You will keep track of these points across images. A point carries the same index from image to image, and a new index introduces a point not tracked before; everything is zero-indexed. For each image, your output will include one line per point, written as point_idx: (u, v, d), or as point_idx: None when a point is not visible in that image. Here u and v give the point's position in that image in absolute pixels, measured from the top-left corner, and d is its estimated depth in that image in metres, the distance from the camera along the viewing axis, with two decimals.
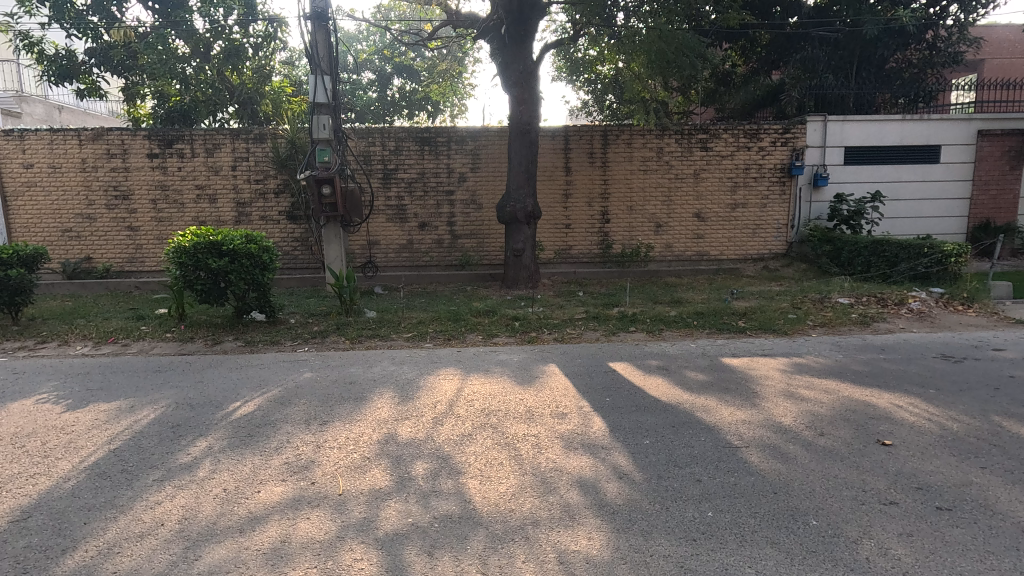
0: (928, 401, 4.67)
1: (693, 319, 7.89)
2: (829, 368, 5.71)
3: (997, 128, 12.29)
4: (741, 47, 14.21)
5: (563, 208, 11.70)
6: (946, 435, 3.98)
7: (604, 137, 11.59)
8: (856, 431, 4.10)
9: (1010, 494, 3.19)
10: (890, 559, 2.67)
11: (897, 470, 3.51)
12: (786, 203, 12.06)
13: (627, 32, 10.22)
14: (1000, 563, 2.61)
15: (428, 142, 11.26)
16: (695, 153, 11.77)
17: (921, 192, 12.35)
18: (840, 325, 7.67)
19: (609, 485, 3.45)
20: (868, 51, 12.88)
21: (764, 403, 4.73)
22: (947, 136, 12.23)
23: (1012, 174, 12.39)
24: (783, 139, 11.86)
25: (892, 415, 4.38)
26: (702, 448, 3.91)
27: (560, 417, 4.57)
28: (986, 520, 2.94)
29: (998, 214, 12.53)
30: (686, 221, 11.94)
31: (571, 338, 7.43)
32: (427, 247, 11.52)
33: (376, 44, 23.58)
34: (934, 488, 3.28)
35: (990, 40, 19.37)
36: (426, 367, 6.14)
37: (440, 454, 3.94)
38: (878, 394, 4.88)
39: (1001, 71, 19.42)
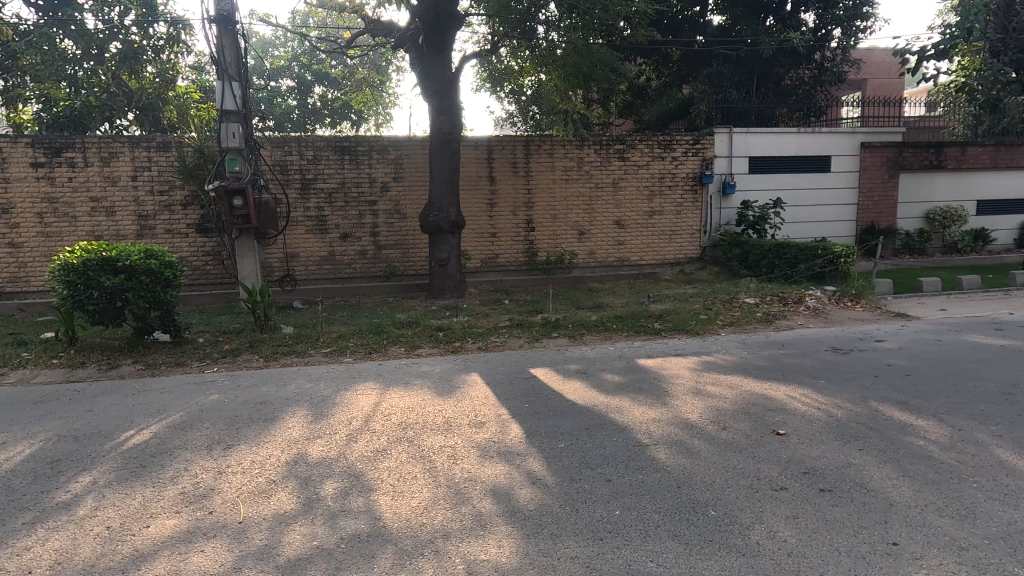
0: (819, 391, 5.05)
1: (613, 323, 8.14)
2: (734, 364, 6.07)
3: (877, 141, 13.60)
4: (655, 62, 15.09)
5: (487, 217, 11.76)
6: (832, 421, 4.33)
7: (526, 147, 11.78)
8: (754, 423, 4.37)
9: (882, 472, 3.50)
10: (777, 542, 2.84)
11: (788, 457, 3.76)
12: (698, 210, 12.74)
13: (545, 46, 10.34)
14: (871, 536, 2.85)
15: (348, 151, 10.99)
16: (614, 162, 12.20)
17: (817, 199, 13.43)
18: (746, 323, 8.17)
19: (522, 491, 3.47)
20: (766, 69, 13.89)
21: (674, 401, 4.95)
22: (836, 147, 13.39)
23: (892, 181, 13.74)
24: (693, 150, 12.53)
25: (787, 406, 4.70)
26: (613, 449, 4.02)
27: (478, 426, 4.56)
28: (861, 498, 3.21)
29: (882, 218, 13.82)
30: (607, 228, 12.33)
31: (495, 346, 7.45)
32: (350, 258, 11.20)
33: (294, 50, 22.87)
34: (819, 472, 3.54)
35: (870, 61, 21.54)
36: (343, 383, 5.94)
37: (352, 472, 3.81)
38: (776, 386, 5.24)
39: (880, 89, 21.61)
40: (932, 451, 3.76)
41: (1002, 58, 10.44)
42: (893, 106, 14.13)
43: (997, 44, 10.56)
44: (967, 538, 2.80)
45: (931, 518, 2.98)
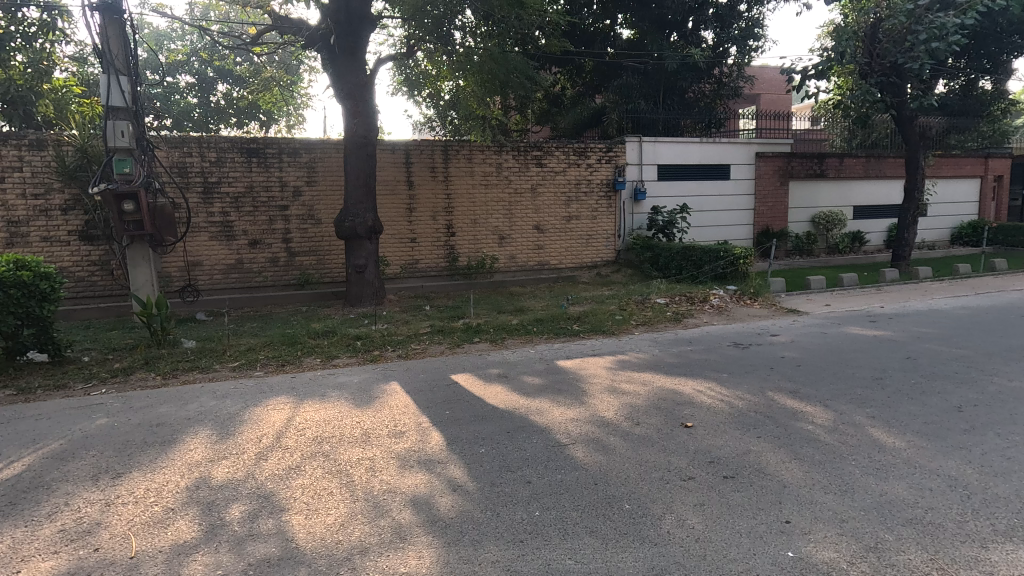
0: (722, 383, 5.42)
1: (534, 326, 8.27)
2: (647, 362, 6.36)
3: (770, 151, 14.80)
4: (569, 72, 15.64)
5: (406, 221, 11.57)
6: (734, 411, 4.66)
7: (445, 152, 11.72)
8: (665, 417, 4.60)
9: (776, 456, 3.80)
10: (685, 529, 3.01)
11: (695, 447, 3.99)
12: (613, 215, 13.25)
13: (461, 51, 10.32)
14: (768, 516, 3.08)
15: (255, 153, 10.41)
16: (531, 168, 12.42)
17: (719, 204, 14.40)
18: (658, 322, 8.60)
19: (442, 500, 3.43)
20: (671, 82, 14.71)
21: (591, 400, 5.10)
22: (734, 157, 14.44)
23: (783, 188, 15.01)
24: (607, 157, 13.04)
25: (694, 399, 5.00)
26: (533, 450, 4.08)
27: (398, 436, 4.46)
28: (759, 481, 3.47)
29: (775, 222, 15.05)
30: (527, 233, 12.52)
31: (416, 354, 7.33)
32: (260, 266, 10.60)
33: (193, 44, 21.38)
34: (723, 460, 3.78)
35: (762, 78, 23.50)
36: (253, 398, 5.60)
37: (262, 493, 3.60)
38: (684, 381, 5.56)
39: (771, 104, 23.62)
40: (818, 434, 4.13)
41: (869, 79, 11.69)
42: (782, 119, 15.45)
43: (865, 67, 11.81)
44: (847, 511, 3.10)
45: (817, 495, 3.27)
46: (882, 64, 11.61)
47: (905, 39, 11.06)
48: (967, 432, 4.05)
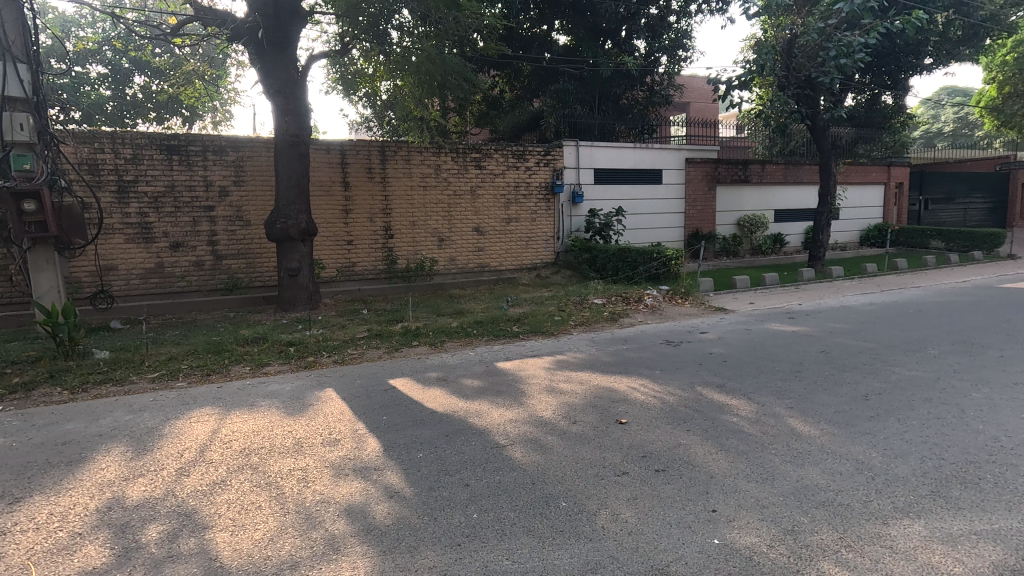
0: (655, 380, 5.63)
1: (473, 328, 8.26)
2: (584, 361, 6.50)
3: (698, 157, 15.51)
4: (507, 76, 15.97)
5: (342, 223, 11.26)
6: (666, 407, 4.84)
7: (382, 152, 11.50)
8: (601, 414, 4.72)
9: (704, 448, 3.98)
10: (619, 523, 3.09)
11: (629, 443, 4.11)
12: (551, 218, 13.45)
13: (398, 51, 10.17)
14: (696, 507, 3.22)
15: (177, 150, 9.81)
16: (470, 170, 12.40)
17: (652, 208, 14.93)
18: (594, 322, 8.80)
19: (378, 507, 3.36)
20: (606, 88, 15.13)
21: (529, 400, 5.15)
22: (666, 162, 15.02)
23: (711, 193, 15.76)
24: (545, 160, 13.22)
25: (629, 396, 5.15)
26: (472, 453, 4.07)
27: (332, 445, 4.32)
28: (688, 473, 3.62)
29: (704, 225, 15.77)
30: (466, 235, 12.48)
31: (352, 359, 7.14)
32: (183, 270, 10.00)
33: (105, 31, 19.92)
34: (655, 455, 3.92)
35: (691, 87, 24.65)
36: (174, 411, 5.26)
37: (183, 511, 3.39)
38: (620, 379, 5.72)
39: (700, 113, 24.83)
40: (742, 425, 4.36)
41: (786, 91, 12.49)
42: (709, 127, 16.23)
43: (783, 80, 12.59)
44: (767, 498, 3.28)
45: (741, 484, 3.45)
46: (798, 77, 12.40)
47: (818, 54, 11.88)
48: (873, 418, 4.39)
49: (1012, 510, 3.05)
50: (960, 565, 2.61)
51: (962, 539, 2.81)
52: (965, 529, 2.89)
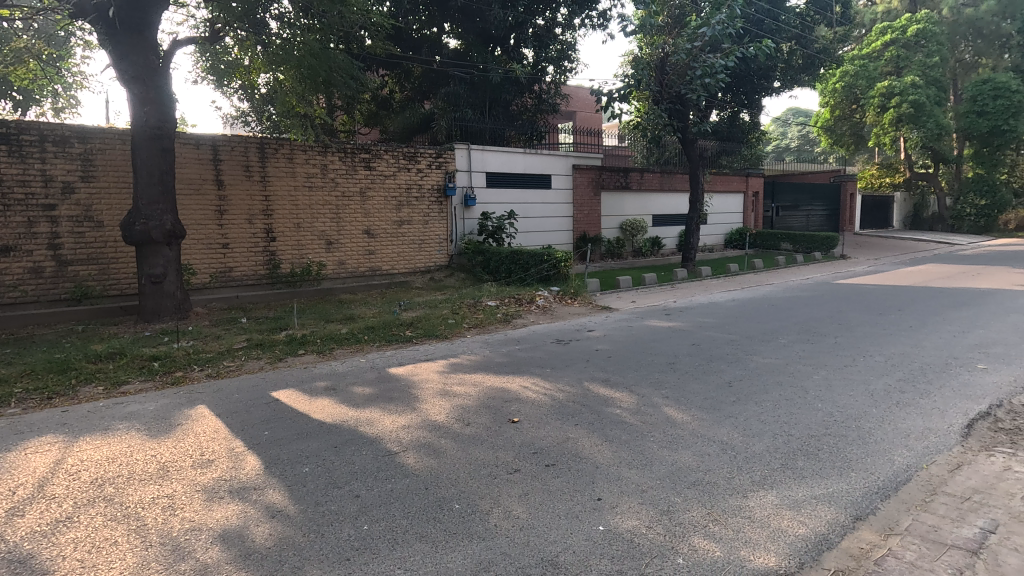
0: (546, 378, 5.81)
1: (364, 334, 8.01)
2: (477, 363, 6.56)
3: (584, 164, 16.29)
4: (397, 76, 15.82)
5: (216, 225, 10.36)
6: (555, 403, 5.02)
7: (261, 150, 10.76)
8: (494, 415, 4.79)
9: (590, 440, 4.19)
10: (511, 520, 3.16)
11: (521, 441, 4.21)
12: (444, 221, 13.39)
13: (277, 43, 9.61)
14: (583, 497, 3.38)
15: (5, 139, 8.44)
16: (360, 171, 12.00)
17: (541, 212, 15.44)
18: (488, 324, 8.92)
19: (258, 529, 3.14)
20: (496, 94, 15.37)
21: (423, 405, 5.09)
22: (554, 168, 15.60)
23: (596, 198, 16.62)
24: (436, 163, 13.15)
25: (520, 395, 5.27)
26: (363, 463, 3.94)
27: (203, 466, 3.96)
28: (575, 466, 3.79)
29: (590, 228, 16.58)
30: (356, 238, 12.04)
31: (229, 372, 6.59)
32: (15, 277, 8.61)
33: None
34: (545, 450, 4.05)
35: (577, 97, 25.89)
36: (5, 442, 4.52)
37: (16, 558, 2.92)
38: (512, 379, 5.84)
39: (585, 121, 26.15)
40: (624, 416, 4.65)
41: (660, 105, 13.52)
42: (593, 135, 17.11)
43: (657, 94, 13.60)
44: (646, 482, 3.53)
45: (623, 471, 3.68)
46: (670, 92, 13.49)
47: (686, 73, 13.00)
48: (735, 402, 4.89)
49: (842, 474, 3.54)
50: (803, 526, 2.99)
51: (804, 503, 3.21)
52: (807, 494, 3.32)
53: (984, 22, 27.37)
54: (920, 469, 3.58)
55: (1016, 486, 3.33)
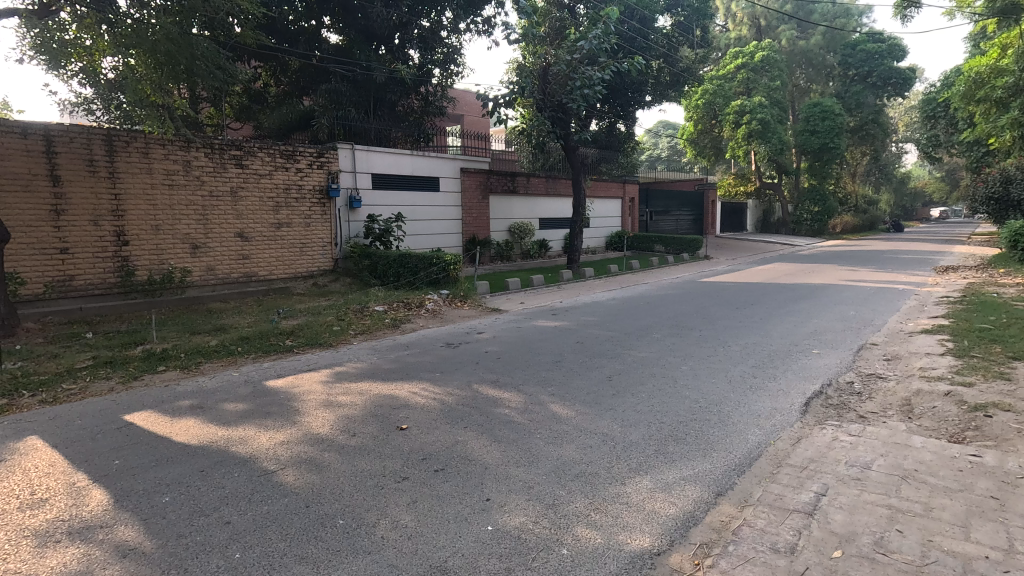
0: (435, 383, 5.75)
1: (237, 346, 7.40)
2: (364, 371, 6.33)
3: (472, 167, 16.41)
4: (272, 69, 14.85)
5: (52, 226, 9.00)
6: (445, 408, 4.98)
7: (108, 142, 9.54)
8: (381, 423, 4.64)
9: (479, 442, 4.22)
10: (398, 530, 3.08)
11: (409, 448, 4.13)
12: (327, 223, 12.77)
13: (126, 24, 8.58)
14: (472, 499, 3.39)
15: None
16: (230, 169, 11.07)
17: (429, 214, 15.33)
18: (376, 330, 8.66)
19: (104, 573, 2.75)
20: (380, 94, 14.97)
21: (304, 418, 4.81)
22: (442, 170, 15.55)
23: (484, 201, 16.81)
24: (318, 162, 12.50)
25: (409, 401, 5.18)
26: (234, 485, 3.63)
27: (31, 508, 3.39)
28: (463, 469, 3.79)
29: (479, 231, 16.75)
30: (227, 241, 11.08)
31: (70, 395, 5.74)
32: None
33: None
34: (433, 455, 4.00)
35: (464, 101, 26.02)
36: None
37: None
38: (400, 385, 5.71)
39: (472, 125, 26.36)
40: (513, 416, 4.74)
41: (543, 113, 13.98)
42: (481, 140, 17.30)
43: (540, 102, 14.07)
44: (533, 479, 3.62)
45: (511, 470, 3.75)
46: (553, 101, 14.00)
47: (567, 83, 13.59)
48: (614, 395, 5.19)
49: (706, 455, 3.89)
50: (672, 506, 3.25)
51: (674, 485, 3.49)
52: (676, 476, 3.60)
53: (814, 53, 31.70)
54: (768, 445, 4.05)
55: (842, 452, 3.86)
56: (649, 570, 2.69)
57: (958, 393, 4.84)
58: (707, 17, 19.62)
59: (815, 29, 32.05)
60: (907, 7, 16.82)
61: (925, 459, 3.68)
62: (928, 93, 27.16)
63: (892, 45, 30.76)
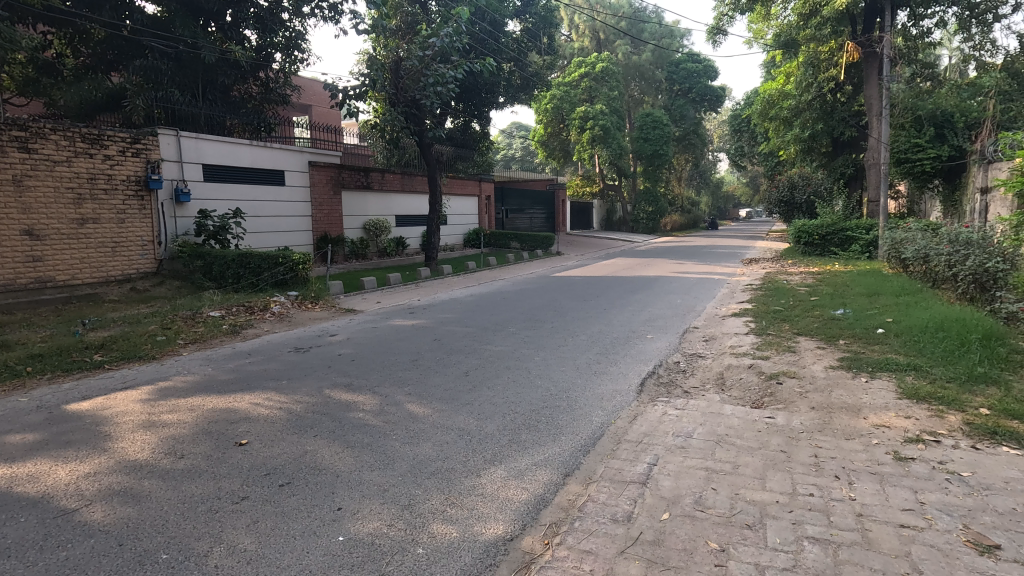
0: (281, 391, 5.33)
1: (26, 366, 6.17)
2: (196, 384, 5.65)
3: (321, 161, 15.51)
4: (68, 36, 12.47)
5: None
6: (291, 417, 4.64)
7: None
8: (215, 440, 4.19)
9: (330, 450, 4.00)
10: (236, 555, 2.80)
11: (250, 464, 3.78)
12: (147, 219, 11.16)
13: None
14: (322, 510, 3.20)
15: None
16: (12, 153, 9.18)
17: (274, 210, 14.22)
18: (211, 338, 7.78)
19: None
20: (210, 76, 13.43)
21: (116, 444, 4.16)
22: (286, 163, 14.49)
23: (335, 197, 16.00)
24: (132, 149, 10.87)
25: (250, 414, 4.74)
26: (20, 533, 3.01)
27: None
28: (312, 480, 3.56)
29: (331, 228, 15.90)
30: (10, 240, 9.17)
31: None
32: None
33: None
34: (278, 469, 3.71)
35: (309, 89, 24.47)
36: None
37: None
38: (240, 397, 5.20)
39: (320, 116, 24.94)
40: (367, 419, 4.57)
41: (396, 108, 13.67)
42: (331, 132, 16.46)
43: (393, 97, 13.80)
44: (389, 481, 3.53)
45: (365, 475, 3.61)
46: (405, 96, 13.78)
47: (419, 78, 13.43)
48: (471, 390, 5.26)
49: (556, 440, 4.11)
50: (524, 492, 3.38)
51: (526, 471, 3.64)
52: (529, 462, 3.76)
53: (645, 68, 35.18)
54: (610, 425, 4.41)
55: (670, 425, 4.33)
56: (502, 556, 2.77)
57: (758, 366, 5.72)
58: (553, 26, 20.69)
59: (646, 47, 35.47)
60: (717, 34, 19.38)
61: (734, 423, 4.28)
62: (735, 110, 31.57)
63: (707, 66, 35.26)
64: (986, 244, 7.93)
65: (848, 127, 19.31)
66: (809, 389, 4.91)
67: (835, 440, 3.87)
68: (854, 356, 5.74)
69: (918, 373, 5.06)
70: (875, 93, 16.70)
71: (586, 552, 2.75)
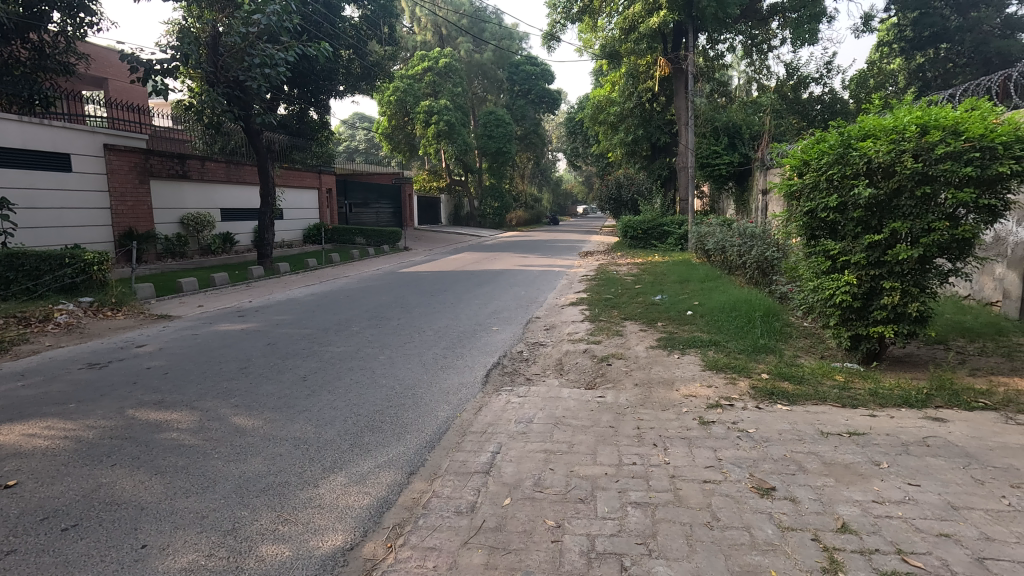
0: (67, 417, 4.46)
1: None
2: None
3: (121, 145, 13.28)
4: None
5: None
6: (81, 447, 3.90)
7: None
8: None
9: (133, 480, 3.44)
10: None
11: (20, 510, 3.10)
12: None
13: None
14: (120, 551, 2.74)
15: None
16: None
17: (58, 201, 11.91)
18: None
19: None
20: None
21: None
22: (74, 146, 12.18)
23: (142, 187, 13.87)
24: None
25: (22, 448, 3.89)
26: None
27: None
28: (108, 517, 3.03)
29: (138, 223, 13.75)
30: None
31: None
32: None
33: None
34: (61, 511, 3.10)
35: (103, 59, 20.78)
36: None
37: None
38: (7, 429, 4.24)
39: (119, 92, 21.33)
40: (181, 439, 4.02)
41: (216, 89, 12.26)
42: (136, 112, 14.28)
43: (211, 76, 12.32)
44: (206, 507, 3.14)
45: (177, 503, 3.17)
46: (226, 76, 12.41)
47: (243, 58, 12.13)
48: (309, 396, 4.92)
49: (400, 439, 4.02)
50: (365, 496, 3.25)
51: (369, 474, 3.50)
52: (371, 465, 3.62)
53: (488, 67, 36.15)
54: (454, 418, 4.43)
55: (512, 413, 4.48)
56: (341, 568, 2.62)
57: (592, 350, 6.19)
58: (393, 16, 20.18)
59: (487, 46, 36.30)
60: (551, 40, 20.52)
61: (570, 405, 4.57)
62: (570, 113, 33.86)
63: (544, 70, 37.34)
64: (766, 236, 9.48)
65: (663, 134, 21.81)
66: (633, 368, 5.43)
67: (654, 412, 4.33)
68: (670, 336, 6.50)
69: (718, 347, 5.89)
70: (683, 104, 19.00)
71: (430, 549, 2.71)
